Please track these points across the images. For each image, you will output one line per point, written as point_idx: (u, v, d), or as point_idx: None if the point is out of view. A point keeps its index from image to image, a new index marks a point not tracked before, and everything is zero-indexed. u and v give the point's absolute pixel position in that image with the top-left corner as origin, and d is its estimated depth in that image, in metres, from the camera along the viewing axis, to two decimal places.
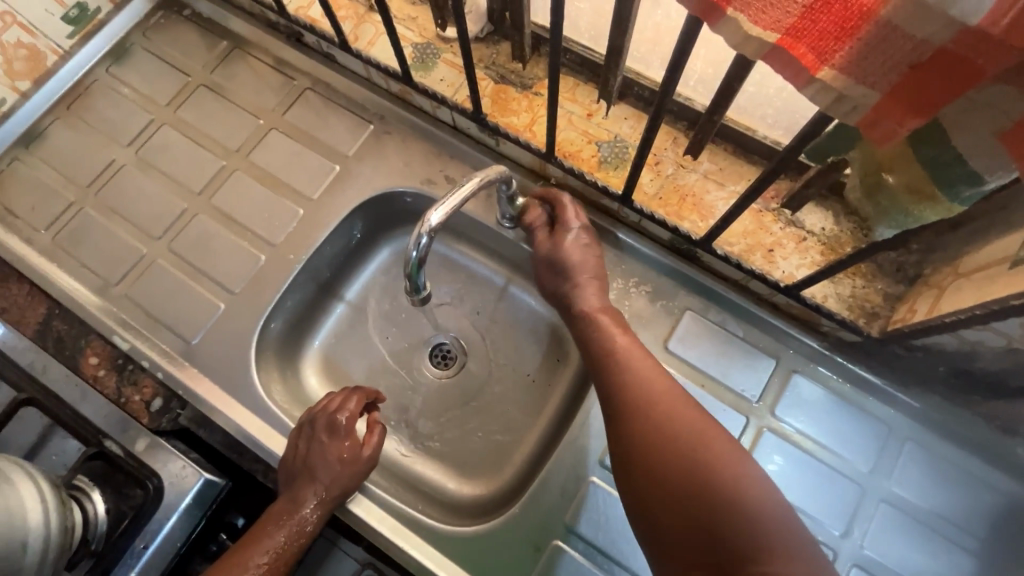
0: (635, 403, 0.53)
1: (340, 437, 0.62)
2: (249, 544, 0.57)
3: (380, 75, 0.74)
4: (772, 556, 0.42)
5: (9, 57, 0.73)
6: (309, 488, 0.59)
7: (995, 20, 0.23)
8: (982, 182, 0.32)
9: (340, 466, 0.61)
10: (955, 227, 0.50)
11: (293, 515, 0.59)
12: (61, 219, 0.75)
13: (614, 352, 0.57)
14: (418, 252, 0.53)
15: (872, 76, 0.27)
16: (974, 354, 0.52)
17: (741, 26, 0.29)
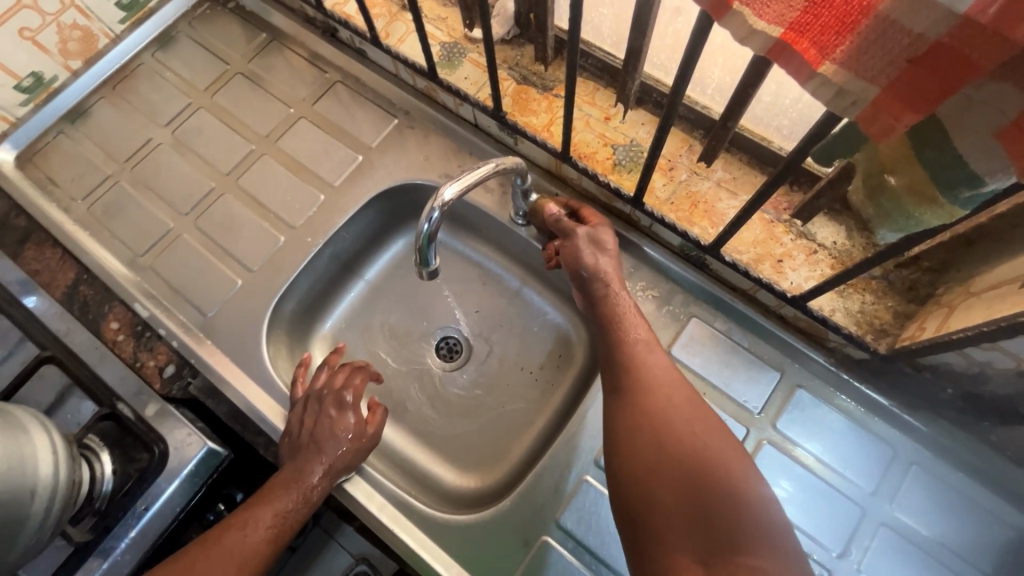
0: (645, 397, 0.53)
1: (347, 412, 0.64)
2: (256, 506, 0.58)
3: (408, 71, 0.76)
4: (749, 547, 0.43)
5: (63, 36, 0.79)
6: (317, 458, 0.60)
7: (983, 9, 0.24)
8: (983, 186, 0.31)
9: (346, 440, 0.63)
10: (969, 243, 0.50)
11: (300, 483, 0.59)
12: (97, 191, 0.79)
13: (630, 343, 0.57)
14: (429, 226, 0.54)
15: (871, 71, 0.28)
16: (982, 376, 0.51)
17: (747, 20, 0.29)
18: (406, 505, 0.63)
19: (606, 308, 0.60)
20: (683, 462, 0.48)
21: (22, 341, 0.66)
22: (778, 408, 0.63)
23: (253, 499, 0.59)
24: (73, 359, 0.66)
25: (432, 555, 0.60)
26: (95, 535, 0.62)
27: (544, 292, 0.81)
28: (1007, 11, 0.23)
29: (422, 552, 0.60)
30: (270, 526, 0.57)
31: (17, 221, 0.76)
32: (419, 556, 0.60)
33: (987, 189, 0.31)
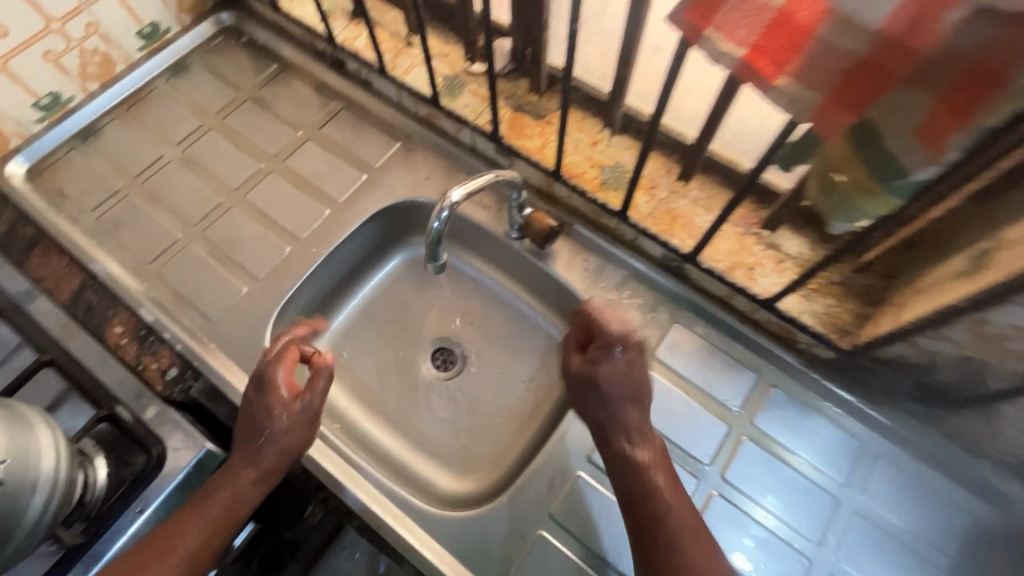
0: (665, 563, 0.52)
1: (271, 393, 0.63)
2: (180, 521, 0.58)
3: (412, 98, 0.83)
4: None
5: (84, 60, 0.84)
6: (242, 452, 0.61)
7: (892, 26, 0.31)
8: (913, 175, 0.39)
9: (275, 419, 0.62)
10: (911, 245, 0.57)
11: (225, 482, 0.60)
12: (107, 204, 0.82)
13: (666, 529, 0.53)
14: (439, 225, 0.59)
15: (815, 81, 0.35)
16: (932, 366, 0.56)
17: (717, 43, 0.36)
18: (406, 503, 0.65)
19: (640, 487, 0.56)
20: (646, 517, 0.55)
21: (20, 347, 0.66)
22: (756, 407, 0.68)
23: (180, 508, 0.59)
24: (73, 362, 0.66)
25: (434, 552, 0.62)
26: (87, 538, 0.61)
27: (535, 305, 0.85)
28: (910, 28, 0.30)
29: (419, 548, 0.62)
30: (208, 522, 0.58)
31: (24, 230, 0.78)
32: (421, 554, 0.62)
33: (914, 178, 0.39)
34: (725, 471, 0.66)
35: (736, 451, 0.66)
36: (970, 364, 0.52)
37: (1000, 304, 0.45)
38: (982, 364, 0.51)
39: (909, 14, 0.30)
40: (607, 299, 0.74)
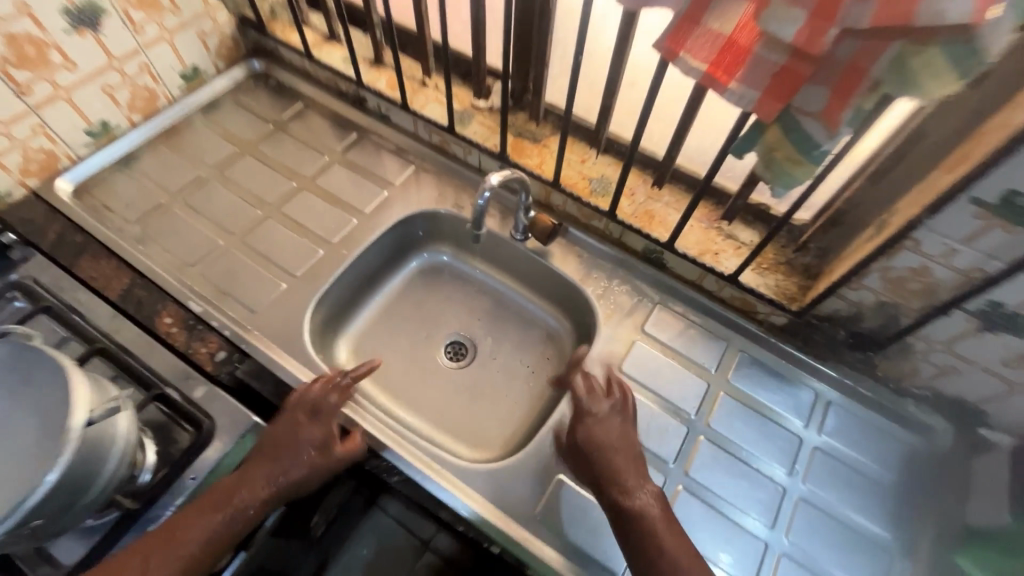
0: (631, 524, 0.62)
1: (318, 421, 0.71)
2: (174, 533, 0.60)
3: (427, 127, 0.98)
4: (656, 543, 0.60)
5: (134, 95, 0.96)
6: (266, 473, 0.66)
7: (802, 39, 0.43)
8: (824, 146, 0.53)
9: (313, 454, 0.69)
10: (830, 228, 0.75)
11: (238, 499, 0.63)
12: (151, 215, 0.91)
13: (652, 541, 0.60)
14: (481, 202, 0.77)
15: (755, 83, 0.50)
16: (857, 316, 0.73)
17: (688, 61, 0.52)
18: (441, 459, 0.73)
19: (617, 486, 0.65)
20: (608, 490, 0.65)
21: (67, 339, 0.73)
22: (730, 367, 0.82)
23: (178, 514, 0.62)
24: (123, 352, 0.72)
25: (472, 497, 0.70)
26: (142, 505, 0.66)
27: (535, 299, 0.98)
28: (812, 41, 0.43)
29: (455, 495, 0.70)
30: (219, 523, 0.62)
31: (73, 238, 0.85)
32: (460, 499, 0.70)
33: (826, 148, 0.53)
34: (709, 419, 0.78)
35: (716, 403, 0.79)
36: (886, 307, 0.69)
37: (894, 251, 0.63)
38: (894, 305, 0.68)
39: (810, 31, 0.43)
40: (600, 285, 0.89)
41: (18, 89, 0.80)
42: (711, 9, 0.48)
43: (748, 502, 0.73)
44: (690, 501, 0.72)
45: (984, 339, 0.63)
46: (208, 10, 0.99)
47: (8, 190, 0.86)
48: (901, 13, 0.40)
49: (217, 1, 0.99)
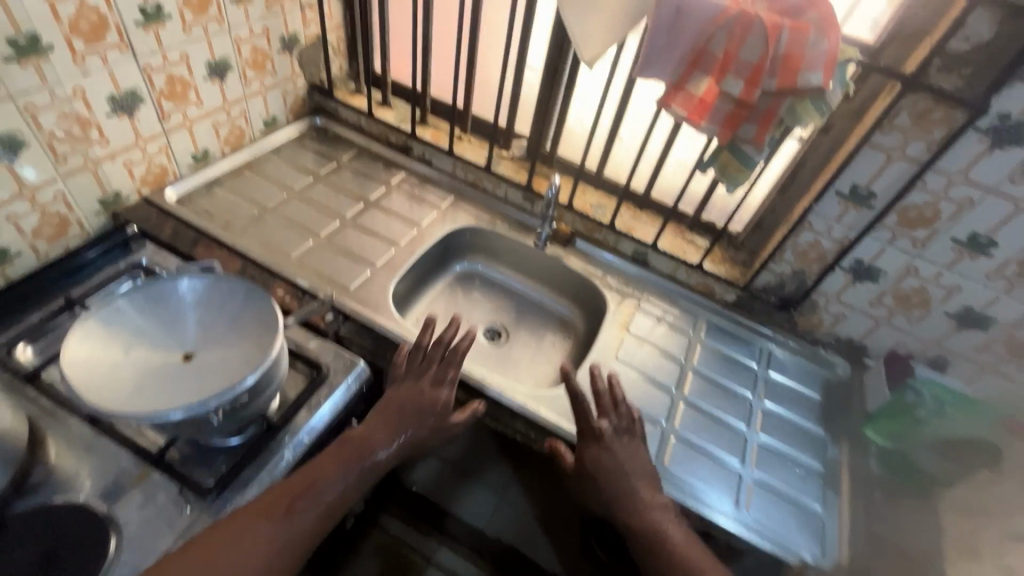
0: (644, 538, 0.79)
1: (442, 391, 0.83)
2: (314, 478, 0.68)
3: (465, 167, 1.29)
4: (671, 552, 0.77)
5: (229, 131, 1.19)
6: (389, 431, 0.77)
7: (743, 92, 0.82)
8: (755, 160, 0.91)
9: (430, 422, 0.81)
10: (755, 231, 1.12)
11: (370, 453, 0.73)
12: (247, 221, 1.11)
13: (665, 546, 0.78)
14: (551, 194, 1.13)
15: (715, 121, 0.88)
16: (779, 285, 1.10)
17: (676, 110, 0.89)
18: (512, 386, 0.97)
19: (629, 501, 0.81)
20: (625, 506, 0.81)
21: None
22: (701, 329, 1.16)
23: (318, 462, 0.70)
24: None
25: (539, 406, 0.95)
26: (281, 423, 0.80)
27: (549, 294, 1.28)
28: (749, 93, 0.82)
29: (528, 407, 0.94)
30: (351, 480, 0.70)
31: (186, 233, 1.03)
32: (531, 409, 0.94)
33: (756, 161, 0.91)
34: (693, 361, 1.09)
35: (694, 353, 1.11)
36: (797, 274, 1.06)
37: (798, 234, 1.01)
38: (804, 272, 1.05)
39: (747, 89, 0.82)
40: (603, 279, 1.20)
41: (161, 115, 1.02)
42: (693, 78, 0.87)
43: (730, 417, 1.01)
44: (688, 412, 1.00)
45: (857, 287, 1.02)
46: (293, 77, 1.28)
47: (127, 195, 1.03)
48: (789, 83, 0.79)
49: (300, 71, 1.29)
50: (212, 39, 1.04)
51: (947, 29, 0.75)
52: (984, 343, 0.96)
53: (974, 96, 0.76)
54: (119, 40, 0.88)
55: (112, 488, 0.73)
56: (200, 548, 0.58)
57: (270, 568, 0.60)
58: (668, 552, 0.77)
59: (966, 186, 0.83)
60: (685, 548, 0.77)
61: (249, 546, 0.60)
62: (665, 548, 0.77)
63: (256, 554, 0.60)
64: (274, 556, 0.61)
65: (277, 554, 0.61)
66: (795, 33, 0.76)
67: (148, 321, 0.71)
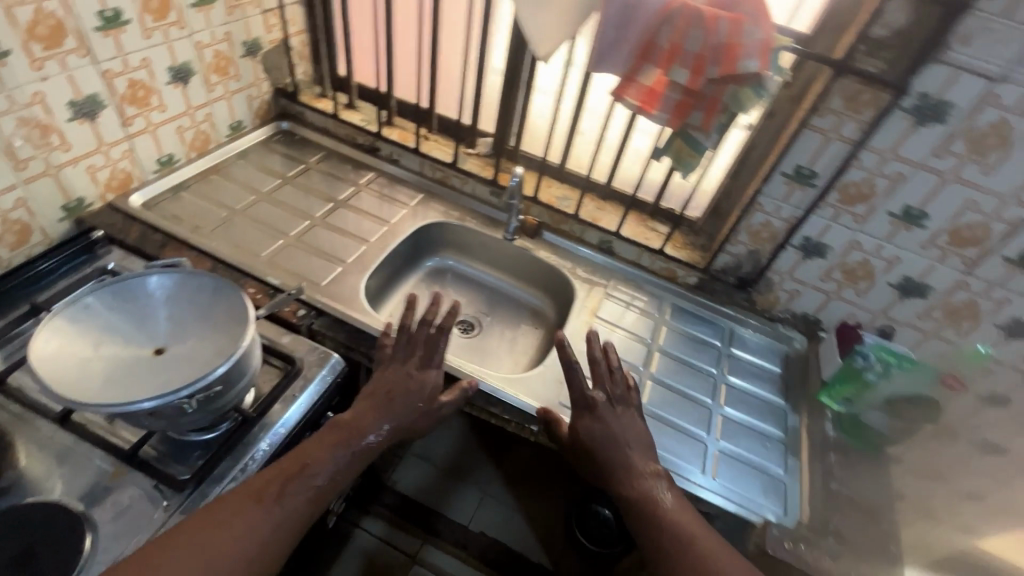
0: (635, 504, 0.80)
1: (429, 374, 0.85)
2: (306, 462, 0.69)
3: (433, 166, 1.32)
4: (662, 517, 0.78)
5: (194, 135, 1.19)
6: (379, 415, 0.78)
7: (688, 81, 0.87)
8: (705, 145, 0.96)
9: (421, 404, 0.83)
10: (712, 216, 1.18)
11: (360, 437, 0.75)
12: (215, 223, 1.12)
13: (655, 511, 0.79)
14: (514, 182, 1.16)
15: (666, 110, 0.93)
16: (736, 266, 1.16)
17: (629, 101, 0.94)
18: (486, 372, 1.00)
19: (622, 468, 0.84)
20: (619, 476, 0.83)
21: None
22: (667, 312, 1.20)
23: (308, 447, 0.71)
24: None
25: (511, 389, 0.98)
26: (255, 416, 0.81)
27: (519, 285, 1.31)
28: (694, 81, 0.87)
29: (501, 390, 0.96)
30: (342, 464, 0.72)
31: (153, 237, 1.04)
32: (504, 391, 0.96)
33: (706, 146, 0.97)
34: (659, 341, 1.14)
35: (660, 334, 1.15)
36: (752, 254, 1.12)
37: (750, 215, 1.07)
38: (758, 252, 1.11)
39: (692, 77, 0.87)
40: (571, 268, 1.24)
41: (124, 120, 1.02)
42: (643, 69, 0.92)
43: (695, 392, 1.06)
44: (656, 389, 1.05)
45: (808, 263, 1.08)
46: (257, 81, 1.29)
47: (91, 201, 1.03)
48: (729, 71, 0.84)
49: (264, 75, 1.30)
50: (172, 44, 1.04)
51: (868, 17, 0.81)
52: (925, 311, 1.03)
53: (896, 78, 0.82)
54: (78, 45, 0.89)
55: (86, 486, 0.73)
56: (191, 532, 0.59)
57: (263, 549, 0.61)
58: (658, 517, 0.78)
59: (897, 163, 0.89)
60: (674, 512, 0.79)
61: (240, 530, 0.61)
62: (654, 514, 0.79)
63: (245, 538, 0.60)
64: (265, 538, 0.62)
65: (269, 537, 0.62)
66: (732, 24, 0.82)
67: (117, 317, 0.71)
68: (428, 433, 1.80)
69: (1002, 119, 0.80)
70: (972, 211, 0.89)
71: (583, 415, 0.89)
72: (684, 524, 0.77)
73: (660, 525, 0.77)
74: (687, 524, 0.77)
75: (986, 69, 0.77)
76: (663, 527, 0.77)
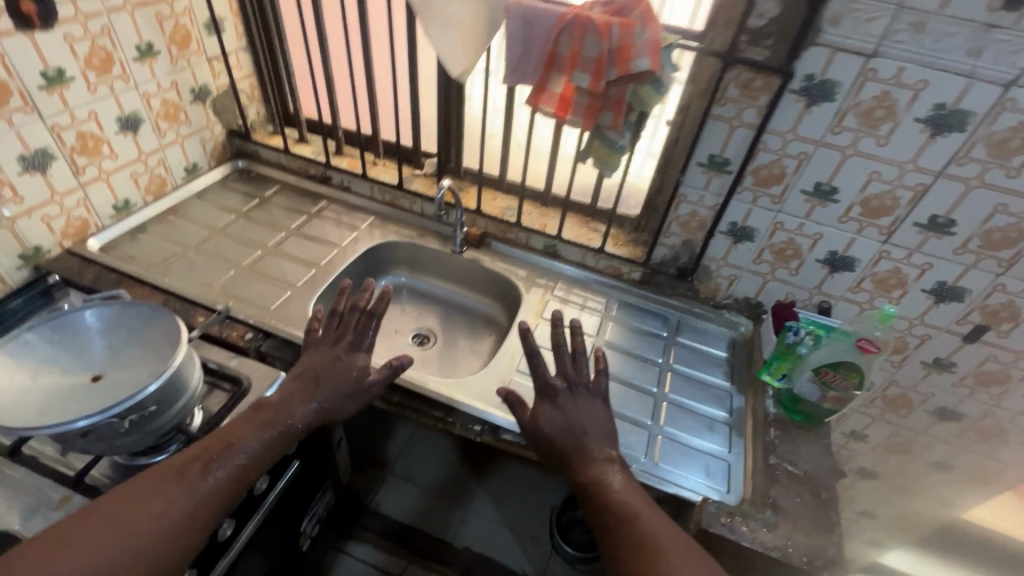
0: (591, 491, 0.82)
1: (358, 357, 0.90)
2: (229, 441, 0.74)
3: (382, 190, 1.37)
4: (616, 501, 0.79)
5: (149, 178, 1.25)
6: (305, 397, 0.83)
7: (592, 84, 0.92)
8: (622, 143, 1.01)
9: (349, 384, 0.87)
10: (647, 212, 1.22)
11: (285, 417, 0.80)
12: (169, 260, 1.17)
13: (609, 495, 0.80)
14: (442, 193, 1.17)
15: (578, 113, 0.98)
16: (673, 258, 1.19)
17: (544, 109, 1.00)
18: (429, 379, 1.02)
19: (579, 457, 0.85)
20: (575, 462, 0.85)
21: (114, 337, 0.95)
22: (613, 308, 1.24)
23: (233, 428, 0.76)
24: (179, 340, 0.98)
25: (452, 392, 1.00)
26: (201, 435, 0.85)
27: (472, 295, 1.35)
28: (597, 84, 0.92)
29: (442, 395, 0.99)
30: (266, 441, 0.76)
31: (108, 276, 1.09)
32: (445, 395, 0.99)
33: (622, 144, 1.01)
34: (605, 336, 1.17)
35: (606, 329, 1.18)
36: (685, 244, 1.16)
37: (678, 207, 1.11)
38: (691, 242, 1.15)
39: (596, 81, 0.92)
40: (518, 274, 1.28)
41: (75, 170, 1.08)
42: (551, 77, 0.97)
43: (640, 381, 1.08)
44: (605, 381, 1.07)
45: (738, 248, 1.11)
46: (209, 124, 1.36)
47: (49, 248, 1.09)
48: (626, 71, 0.89)
49: (215, 119, 1.37)
50: (119, 96, 1.11)
51: (746, 9, 0.87)
52: (854, 283, 1.06)
53: (782, 63, 0.87)
54: (23, 103, 0.96)
55: (33, 511, 0.76)
56: (105, 513, 0.62)
57: (183, 524, 0.64)
58: (613, 502, 0.79)
59: (799, 142, 0.94)
60: (629, 497, 0.80)
61: (157, 508, 0.64)
62: (605, 499, 0.80)
63: (162, 515, 0.64)
64: (189, 512, 0.65)
65: (194, 510, 0.66)
66: (623, 28, 0.87)
67: (56, 351, 0.75)
68: (414, 456, 1.82)
69: (884, 91, 0.84)
70: (876, 180, 0.93)
71: (546, 407, 0.90)
72: (635, 506, 0.78)
73: (612, 507, 0.78)
74: (639, 507, 0.78)
75: (859, 47, 0.82)
76: (612, 509, 0.78)
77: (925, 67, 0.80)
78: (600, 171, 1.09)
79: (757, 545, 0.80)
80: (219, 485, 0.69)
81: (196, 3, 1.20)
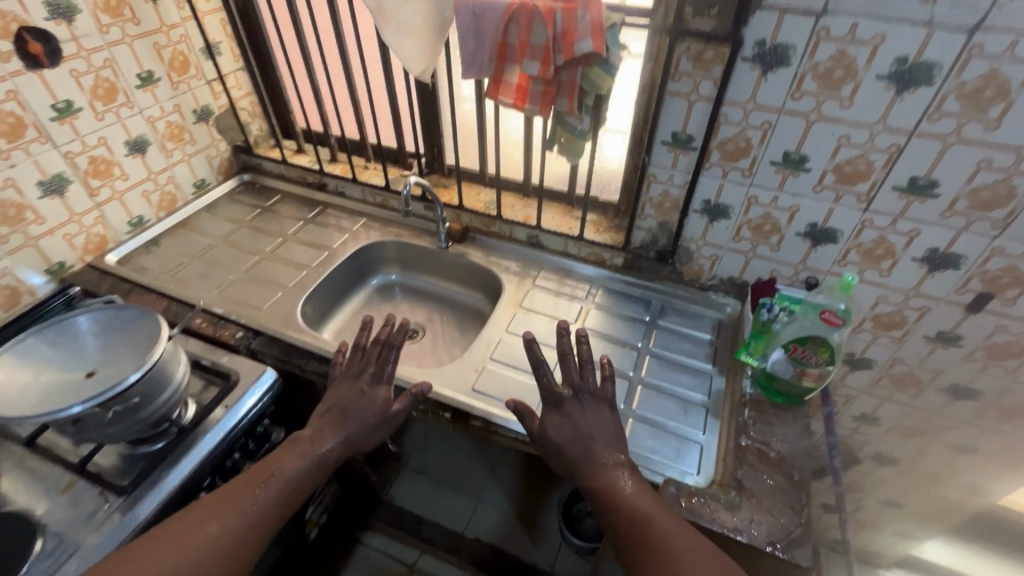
0: (603, 496, 0.77)
1: (380, 389, 0.92)
2: (271, 469, 0.80)
3: (372, 192, 1.43)
4: (626, 504, 0.75)
5: (159, 195, 1.36)
6: (334, 431, 0.86)
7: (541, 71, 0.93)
8: (582, 129, 1.01)
9: (373, 415, 0.90)
10: (624, 196, 1.21)
11: (316, 451, 0.84)
12: (176, 268, 1.28)
13: (619, 498, 0.76)
14: (407, 188, 1.20)
15: (534, 102, 0.99)
16: (652, 241, 1.17)
17: (504, 101, 1.02)
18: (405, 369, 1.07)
19: (587, 465, 0.80)
20: (583, 467, 0.81)
21: None
22: (596, 294, 1.23)
23: (275, 459, 0.82)
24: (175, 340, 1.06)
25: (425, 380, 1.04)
26: (191, 426, 0.92)
27: (460, 289, 1.38)
28: (546, 70, 0.93)
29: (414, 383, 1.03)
30: (303, 468, 0.81)
31: (122, 286, 1.21)
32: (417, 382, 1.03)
33: (583, 129, 1.01)
34: (585, 322, 1.17)
35: (585, 315, 1.18)
36: (661, 226, 1.14)
37: (649, 188, 1.09)
38: (668, 223, 1.12)
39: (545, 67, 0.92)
40: (501, 266, 1.30)
41: (90, 192, 1.20)
42: (506, 69, 0.99)
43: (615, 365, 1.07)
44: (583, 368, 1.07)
45: (715, 227, 1.08)
46: (214, 142, 1.46)
47: (72, 263, 1.22)
48: (571, 55, 0.89)
49: (219, 137, 1.48)
50: (125, 121, 1.23)
51: None
52: (840, 255, 1.01)
53: (729, 32, 0.84)
54: (38, 134, 1.07)
55: (44, 494, 0.86)
56: (157, 544, 0.68)
57: (235, 548, 0.71)
58: (623, 507, 0.74)
59: (760, 112, 0.90)
60: (640, 500, 0.75)
61: (205, 537, 0.70)
62: (617, 504, 0.75)
63: (214, 542, 0.69)
64: (242, 534, 0.72)
65: (245, 534, 0.72)
66: (566, 13, 0.88)
67: (56, 352, 0.84)
68: (428, 448, 1.85)
69: (841, 50, 0.80)
70: (846, 145, 0.88)
71: (550, 416, 0.86)
72: (649, 510, 0.73)
73: (622, 513, 0.74)
74: (651, 508, 0.74)
75: (806, 7, 0.78)
76: (623, 516, 0.74)
77: (879, 20, 0.76)
78: (568, 158, 1.09)
79: (717, 527, 0.78)
80: (265, 510, 0.75)
81: (192, 30, 1.30)
